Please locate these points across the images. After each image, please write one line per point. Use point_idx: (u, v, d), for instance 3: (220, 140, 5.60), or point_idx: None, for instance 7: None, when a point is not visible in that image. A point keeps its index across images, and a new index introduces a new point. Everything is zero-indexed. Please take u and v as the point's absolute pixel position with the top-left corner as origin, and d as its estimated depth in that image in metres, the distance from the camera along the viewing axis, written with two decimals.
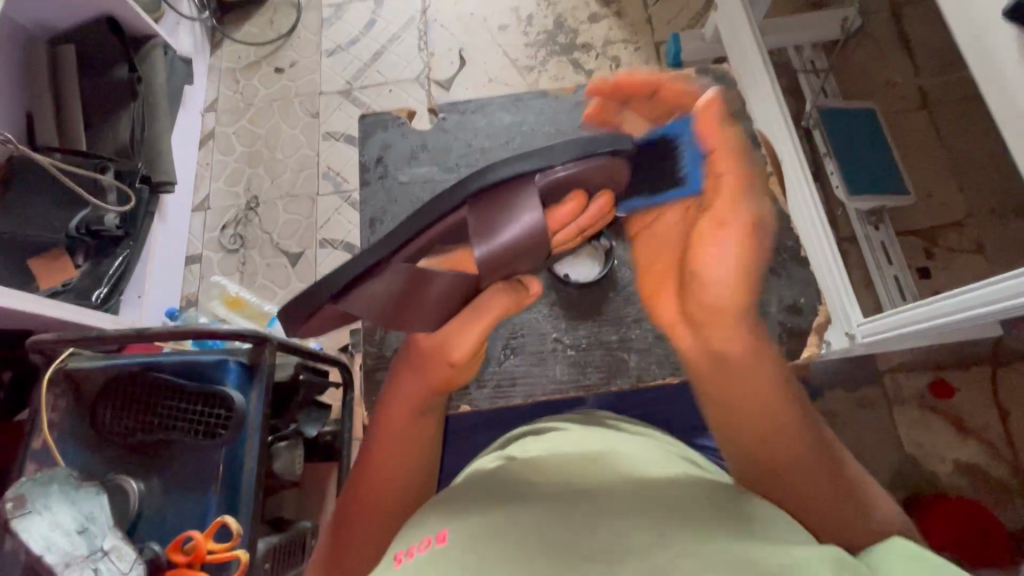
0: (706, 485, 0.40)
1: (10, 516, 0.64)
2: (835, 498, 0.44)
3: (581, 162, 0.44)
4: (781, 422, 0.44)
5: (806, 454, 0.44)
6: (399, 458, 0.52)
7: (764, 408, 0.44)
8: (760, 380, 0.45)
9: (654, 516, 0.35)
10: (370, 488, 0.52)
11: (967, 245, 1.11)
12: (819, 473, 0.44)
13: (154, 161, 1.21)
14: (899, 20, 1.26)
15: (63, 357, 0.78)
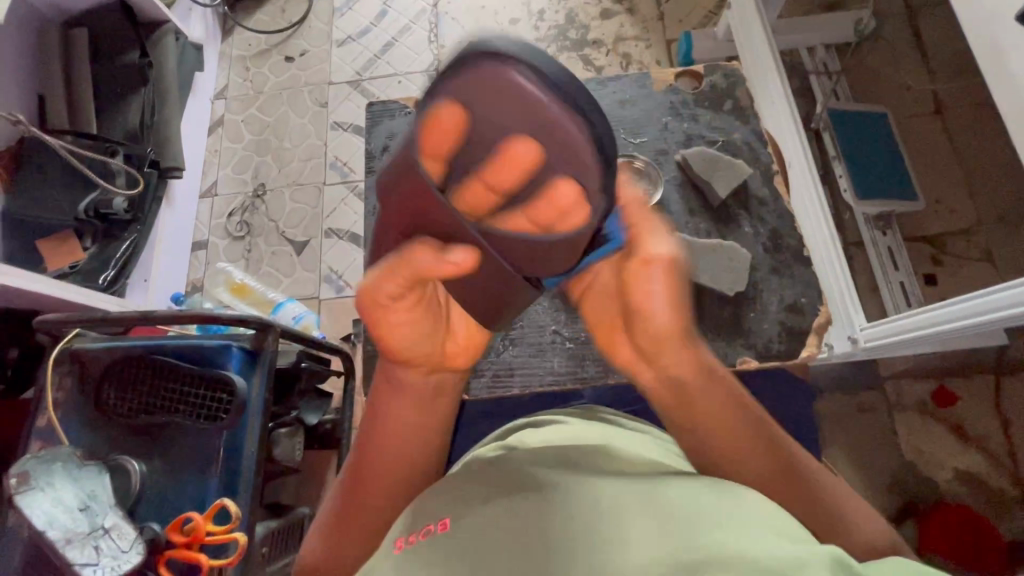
0: (707, 482, 0.39)
1: (15, 492, 0.66)
2: (794, 503, 0.44)
3: (555, 114, 0.40)
4: (724, 428, 0.46)
5: (759, 464, 0.45)
6: (409, 432, 0.51)
7: (712, 424, 0.46)
8: (696, 393, 0.47)
9: (658, 507, 0.36)
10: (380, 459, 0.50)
11: (975, 252, 1.10)
12: (777, 481, 0.45)
13: (164, 146, 1.22)
14: (915, 24, 1.25)
15: (69, 337, 0.80)
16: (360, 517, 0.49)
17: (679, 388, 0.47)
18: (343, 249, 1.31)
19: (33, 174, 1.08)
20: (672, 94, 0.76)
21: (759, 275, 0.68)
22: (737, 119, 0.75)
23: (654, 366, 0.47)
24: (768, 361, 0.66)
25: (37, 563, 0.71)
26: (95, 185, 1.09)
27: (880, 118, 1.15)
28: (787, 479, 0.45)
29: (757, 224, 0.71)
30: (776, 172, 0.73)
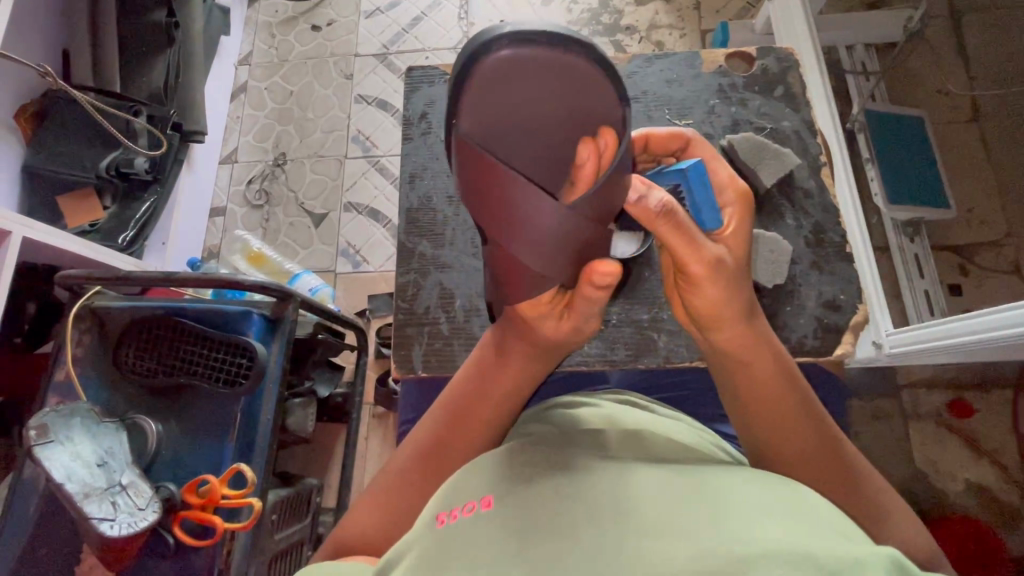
0: (748, 474, 0.39)
1: (34, 444, 0.66)
2: (848, 494, 0.44)
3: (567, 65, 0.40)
4: (794, 415, 0.45)
5: (808, 444, 0.44)
6: (472, 438, 0.50)
7: (775, 408, 0.45)
8: (776, 379, 0.45)
9: (701, 494, 0.36)
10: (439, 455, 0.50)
11: (1004, 265, 1.09)
12: (830, 471, 0.44)
13: (187, 108, 1.21)
14: (959, 27, 1.21)
15: (90, 294, 0.80)
16: (417, 502, 0.49)
17: (760, 373, 0.45)
18: (362, 224, 1.30)
19: (55, 128, 1.07)
20: (721, 78, 0.74)
21: (798, 271, 0.67)
22: (787, 109, 0.73)
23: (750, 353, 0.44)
24: (801, 358, 0.65)
25: (52, 513, 0.72)
26: (118, 144, 1.08)
27: (916, 122, 1.12)
28: (842, 467, 0.45)
29: (800, 219, 0.69)
30: (823, 167, 0.71)
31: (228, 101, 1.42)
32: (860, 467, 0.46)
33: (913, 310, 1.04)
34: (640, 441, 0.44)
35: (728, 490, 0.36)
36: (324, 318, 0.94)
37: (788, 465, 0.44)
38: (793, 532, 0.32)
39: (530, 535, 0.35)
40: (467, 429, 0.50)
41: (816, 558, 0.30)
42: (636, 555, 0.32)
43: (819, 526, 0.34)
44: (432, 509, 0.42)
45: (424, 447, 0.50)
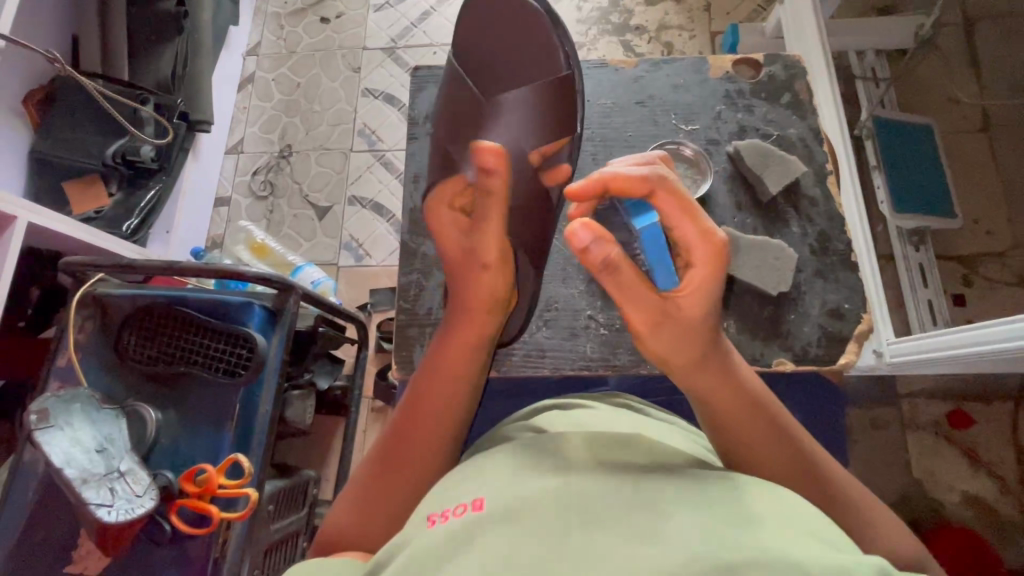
0: (742, 481, 0.39)
1: (34, 428, 0.66)
2: (812, 492, 0.46)
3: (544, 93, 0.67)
4: (762, 433, 0.47)
5: (782, 460, 0.46)
6: (427, 434, 0.54)
7: (745, 424, 0.47)
8: (740, 399, 0.48)
9: (694, 497, 0.36)
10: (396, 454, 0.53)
11: (1008, 277, 1.08)
12: (793, 474, 0.46)
13: (194, 97, 1.20)
14: (971, 34, 1.20)
15: (93, 281, 0.80)
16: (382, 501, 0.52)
17: (707, 373, 0.48)
18: (365, 218, 1.30)
19: (62, 115, 1.07)
20: (729, 84, 0.74)
21: (803, 278, 0.67)
22: (795, 116, 0.73)
23: (691, 344, 0.47)
24: (803, 366, 0.65)
25: (51, 499, 0.72)
26: (124, 131, 1.09)
27: (925, 130, 1.11)
28: (807, 468, 0.47)
29: (805, 227, 0.69)
30: (830, 175, 0.71)
31: (235, 92, 1.42)
32: (828, 473, 0.47)
33: (916, 320, 1.04)
34: (632, 443, 0.44)
35: (723, 499, 0.36)
36: (324, 311, 0.94)
37: (755, 467, 0.46)
38: (777, 540, 0.33)
39: (523, 532, 0.35)
40: (427, 406, 0.55)
41: (799, 565, 0.31)
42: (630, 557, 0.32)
43: (806, 535, 0.34)
44: (421, 514, 0.41)
45: (397, 434, 0.55)
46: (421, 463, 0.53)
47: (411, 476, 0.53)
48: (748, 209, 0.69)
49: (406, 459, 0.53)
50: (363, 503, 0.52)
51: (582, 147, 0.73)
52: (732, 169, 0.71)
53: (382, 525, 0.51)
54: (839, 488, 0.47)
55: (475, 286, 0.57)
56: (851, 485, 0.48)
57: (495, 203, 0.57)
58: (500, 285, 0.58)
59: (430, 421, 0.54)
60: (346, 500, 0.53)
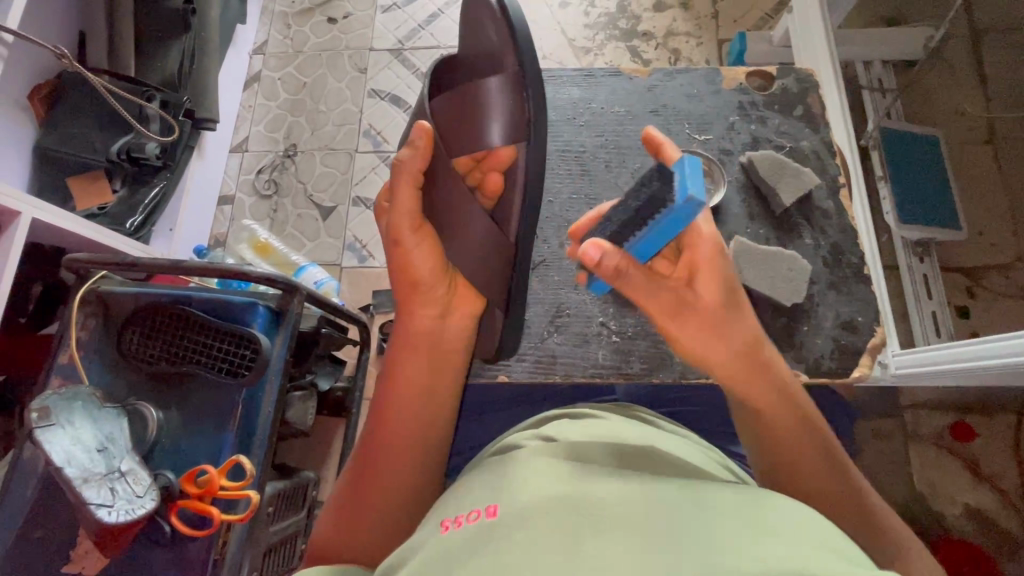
0: (760, 494, 0.38)
1: (35, 426, 0.66)
2: (847, 514, 0.48)
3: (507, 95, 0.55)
4: (791, 428, 0.50)
5: (807, 458, 0.49)
6: (411, 410, 0.55)
7: (773, 419, 0.50)
8: (775, 395, 0.50)
9: (709, 509, 0.36)
10: (388, 435, 0.54)
11: (1014, 290, 1.08)
12: (829, 491, 0.48)
13: (201, 95, 1.19)
14: (979, 47, 1.20)
15: (96, 278, 0.79)
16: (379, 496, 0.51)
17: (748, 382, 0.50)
18: (369, 220, 1.30)
19: (69, 111, 1.07)
20: (742, 94, 0.74)
21: (815, 290, 0.67)
22: (807, 127, 0.73)
23: (720, 344, 0.49)
24: (816, 378, 0.65)
25: (51, 498, 0.72)
26: (130, 127, 1.08)
27: (931, 142, 1.12)
28: (840, 481, 0.49)
29: (818, 238, 0.69)
30: (842, 187, 0.71)
31: (241, 91, 1.41)
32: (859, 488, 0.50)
33: (921, 332, 1.04)
34: (642, 457, 0.44)
35: (743, 511, 0.36)
36: (328, 312, 0.94)
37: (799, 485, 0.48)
38: (796, 552, 0.32)
39: (536, 535, 0.34)
40: (399, 411, 0.55)
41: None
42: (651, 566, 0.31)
43: (823, 549, 0.33)
44: (436, 518, 0.41)
45: (376, 442, 0.54)
46: (401, 471, 0.53)
47: (401, 457, 0.53)
48: (761, 219, 0.69)
49: (386, 467, 0.52)
50: (348, 515, 0.51)
51: (595, 155, 0.73)
52: (745, 179, 0.70)
53: (369, 540, 0.49)
54: (869, 501, 0.49)
55: (426, 284, 0.58)
56: (874, 498, 0.50)
57: (404, 179, 0.57)
58: (432, 274, 0.58)
59: (396, 420, 0.54)
60: (332, 514, 0.52)
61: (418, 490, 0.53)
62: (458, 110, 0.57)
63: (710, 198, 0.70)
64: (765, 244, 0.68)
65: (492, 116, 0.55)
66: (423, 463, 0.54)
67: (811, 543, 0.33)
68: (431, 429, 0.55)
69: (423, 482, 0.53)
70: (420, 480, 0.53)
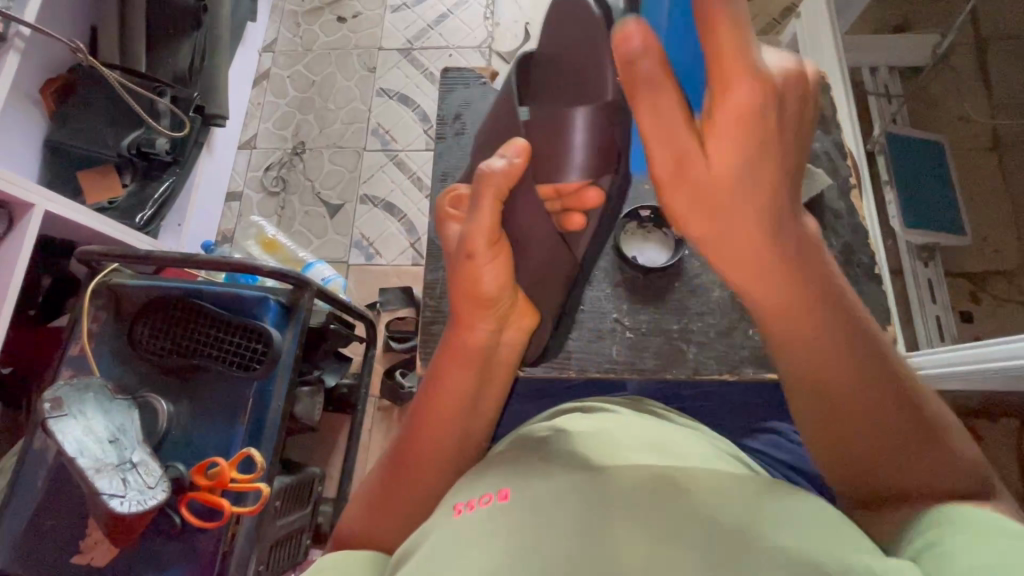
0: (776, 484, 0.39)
1: (47, 416, 0.67)
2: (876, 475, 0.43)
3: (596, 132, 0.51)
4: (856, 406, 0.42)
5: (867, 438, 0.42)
6: (451, 428, 0.51)
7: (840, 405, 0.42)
8: (842, 388, 0.42)
9: (727, 499, 0.36)
10: (426, 447, 0.51)
11: (1018, 295, 1.09)
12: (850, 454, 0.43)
13: (211, 91, 1.20)
14: (984, 54, 1.21)
15: (107, 271, 0.80)
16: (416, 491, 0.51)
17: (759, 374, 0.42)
18: (377, 218, 1.30)
19: (81, 105, 1.08)
20: None
21: None
22: (818, 129, 0.74)
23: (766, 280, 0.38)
24: None
25: (61, 488, 0.72)
26: (141, 123, 1.09)
27: (937, 147, 1.12)
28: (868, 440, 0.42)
29: (829, 238, 0.69)
30: (852, 188, 0.71)
31: (250, 88, 1.42)
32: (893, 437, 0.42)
33: (925, 335, 1.04)
34: (658, 448, 0.44)
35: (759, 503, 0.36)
36: (336, 307, 0.94)
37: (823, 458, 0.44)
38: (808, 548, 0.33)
39: (553, 524, 0.35)
40: (438, 434, 0.50)
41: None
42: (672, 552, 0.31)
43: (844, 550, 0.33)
44: (447, 505, 0.42)
45: (407, 453, 0.51)
46: (427, 486, 0.51)
47: (438, 466, 0.51)
48: None
49: (413, 480, 0.51)
50: (372, 510, 0.51)
51: None
52: None
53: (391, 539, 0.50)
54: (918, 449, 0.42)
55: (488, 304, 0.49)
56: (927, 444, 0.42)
57: (491, 190, 0.47)
58: (497, 293, 0.49)
59: (436, 438, 0.51)
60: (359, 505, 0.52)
61: (441, 502, 0.52)
62: (550, 142, 0.53)
63: None
64: None
65: (572, 149, 0.51)
66: (459, 469, 0.53)
67: (828, 534, 0.33)
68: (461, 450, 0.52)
69: (446, 491, 0.52)
70: (443, 493, 0.52)
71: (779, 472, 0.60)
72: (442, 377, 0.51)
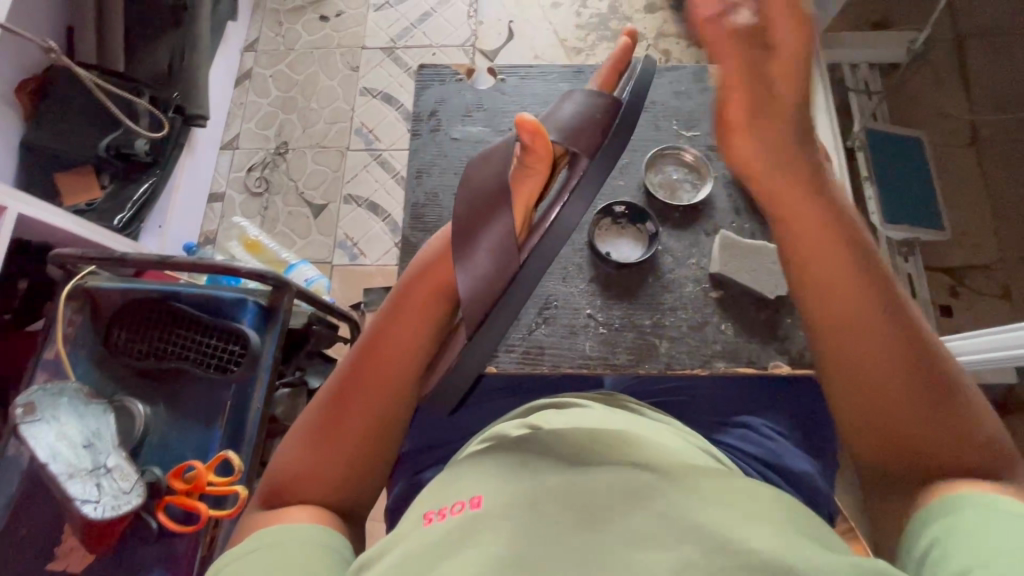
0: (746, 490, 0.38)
1: (20, 421, 0.66)
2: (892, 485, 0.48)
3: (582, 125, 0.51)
4: (909, 399, 0.47)
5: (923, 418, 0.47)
6: (375, 411, 0.53)
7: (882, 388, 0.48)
8: (887, 363, 0.48)
9: (695, 499, 0.36)
10: (344, 421, 0.53)
11: (995, 289, 1.10)
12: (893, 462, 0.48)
13: (190, 92, 1.16)
14: (962, 50, 1.22)
15: (83, 274, 0.78)
16: (329, 472, 0.52)
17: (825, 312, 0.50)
18: (360, 217, 1.30)
19: (57, 105, 1.06)
20: None
21: None
22: None
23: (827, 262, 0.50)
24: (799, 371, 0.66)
25: (36, 493, 0.71)
26: (119, 124, 1.07)
27: (916, 143, 1.14)
28: (933, 448, 0.47)
29: None
30: None
31: (231, 87, 1.41)
32: (958, 465, 0.46)
33: None
34: (630, 443, 0.44)
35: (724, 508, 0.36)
36: (319, 308, 0.93)
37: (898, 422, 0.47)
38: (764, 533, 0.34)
39: (519, 525, 0.35)
40: (374, 386, 0.53)
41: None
42: (639, 563, 0.31)
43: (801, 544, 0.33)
44: (418, 512, 0.41)
45: (340, 390, 0.54)
46: (364, 423, 0.53)
47: (354, 446, 0.53)
48: (745, 215, 0.70)
49: (337, 436, 0.52)
50: (313, 450, 0.52)
51: None
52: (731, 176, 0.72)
53: (328, 486, 0.52)
54: (967, 478, 0.45)
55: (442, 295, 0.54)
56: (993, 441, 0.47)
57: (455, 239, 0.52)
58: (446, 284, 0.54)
59: (363, 411, 0.53)
60: (298, 450, 0.53)
61: (383, 441, 0.54)
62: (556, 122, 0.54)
63: (696, 196, 0.71)
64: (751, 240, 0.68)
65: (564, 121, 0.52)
66: (372, 456, 0.54)
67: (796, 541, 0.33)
68: (392, 412, 0.54)
69: (388, 437, 0.54)
70: (364, 466, 0.53)
71: (755, 472, 0.55)
72: (376, 355, 0.54)
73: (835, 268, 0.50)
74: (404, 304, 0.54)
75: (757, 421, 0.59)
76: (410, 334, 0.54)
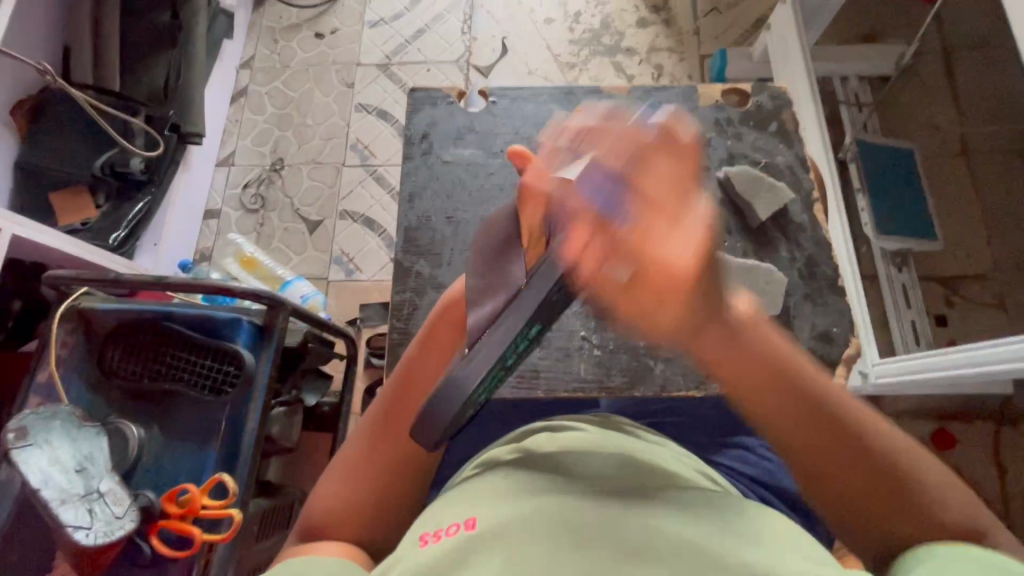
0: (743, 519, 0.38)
1: (12, 447, 0.65)
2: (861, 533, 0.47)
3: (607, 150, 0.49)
4: (835, 458, 0.45)
5: (859, 473, 0.45)
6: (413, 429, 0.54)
7: (828, 453, 0.45)
8: (827, 437, 0.45)
9: (696, 529, 0.36)
10: (387, 438, 0.54)
11: (989, 298, 1.11)
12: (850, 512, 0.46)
13: (185, 111, 1.18)
14: (951, 62, 1.23)
15: (76, 295, 0.77)
16: (360, 490, 0.53)
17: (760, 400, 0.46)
18: (356, 233, 1.30)
19: (53, 126, 1.06)
20: (718, 112, 0.76)
21: (792, 302, 0.68)
22: (781, 144, 0.75)
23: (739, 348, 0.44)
24: None
25: (28, 518, 0.70)
26: (114, 143, 1.07)
27: (906, 155, 1.15)
28: (887, 490, 0.45)
29: (793, 251, 0.70)
30: (816, 202, 0.72)
31: (227, 105, 1.41)
32: (904, 497, 0.45)
33: (901, 340, 1.06)
34: (626, 470, 0.43)
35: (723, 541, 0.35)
36: (314, 327, 0.92)
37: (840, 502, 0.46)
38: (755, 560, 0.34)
39: (521, 545, 0.35)
40: (402, 418, 0.54)
41: None
42: None
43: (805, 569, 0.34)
44: (414, 534, 0.40)
45: (380, 414, 0.55)
46: (402, 450, 0.54)
47: (396, 461, 0.54)
48: (738, 234, 0.70)
49: (380, 453, 0.54)
50: (348, 471, 0.54)
51: None
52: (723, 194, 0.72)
53: (357, 508, 0.52)
54: (935, 519, 0.44)
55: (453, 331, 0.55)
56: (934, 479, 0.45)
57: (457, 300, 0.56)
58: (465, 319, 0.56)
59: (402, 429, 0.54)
60: (331, 482, 0.53)
61: (410, 469, 0.54)
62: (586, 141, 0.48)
63: None
64: (743, 258, 0.69)
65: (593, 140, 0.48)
66: (406, 476, 0.54)
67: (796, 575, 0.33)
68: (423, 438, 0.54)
69: (423, 459, 0.55)
70: (404, 480, 0.54)
71: (751, 493, 0.57)
72: (410, 379, 0.55)
73: (730, 347, 0.44)
74: (425, 339, 0.56)
75: (754, 440, 0.61)
76: (428, 365, 0.55)
